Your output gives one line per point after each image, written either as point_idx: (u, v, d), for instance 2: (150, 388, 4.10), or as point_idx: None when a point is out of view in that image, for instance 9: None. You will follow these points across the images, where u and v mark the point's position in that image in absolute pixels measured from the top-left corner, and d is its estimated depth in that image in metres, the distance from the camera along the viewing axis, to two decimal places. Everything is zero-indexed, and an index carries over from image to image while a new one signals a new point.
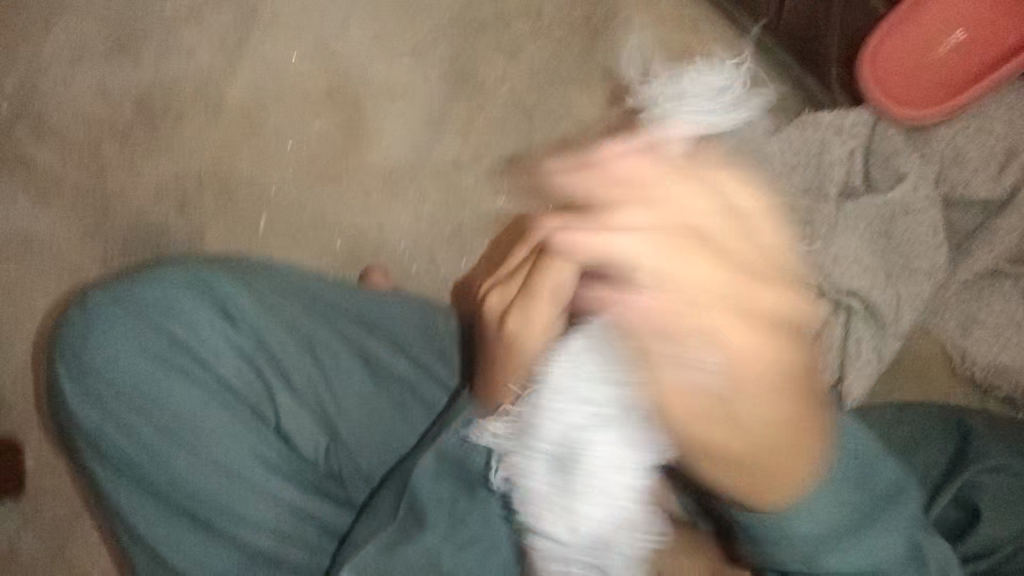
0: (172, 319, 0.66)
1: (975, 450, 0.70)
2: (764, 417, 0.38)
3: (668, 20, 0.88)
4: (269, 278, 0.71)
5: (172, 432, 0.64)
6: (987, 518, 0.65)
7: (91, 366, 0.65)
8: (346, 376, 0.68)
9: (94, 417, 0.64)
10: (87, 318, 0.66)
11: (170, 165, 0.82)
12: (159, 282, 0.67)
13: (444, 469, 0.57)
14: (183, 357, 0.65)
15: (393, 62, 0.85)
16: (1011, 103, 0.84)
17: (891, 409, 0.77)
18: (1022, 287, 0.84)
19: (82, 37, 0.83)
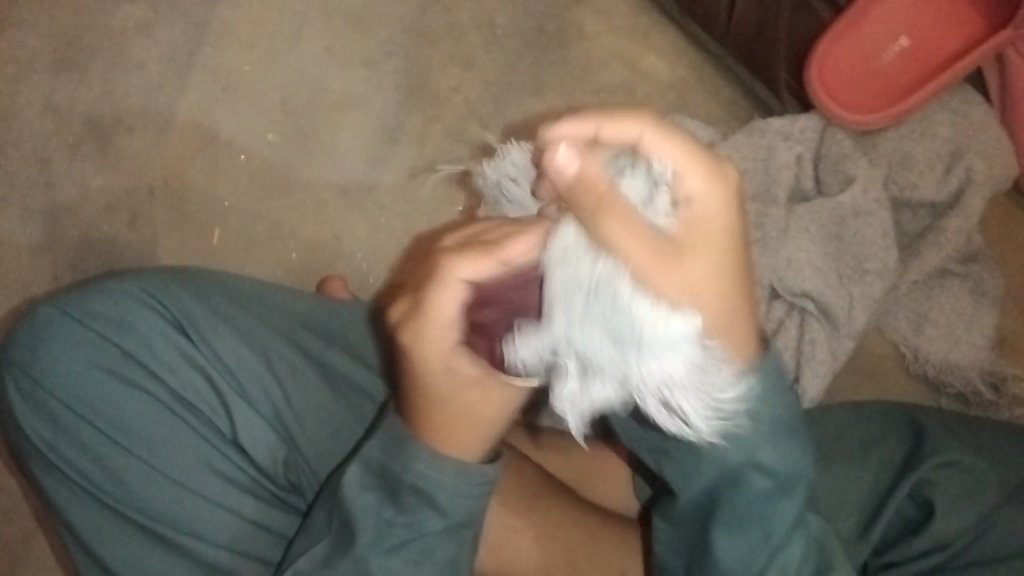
0: (125, 333, 0.65)
1: (928, 447, 0.71)
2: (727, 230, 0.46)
3: (620, 28, 0.88)
4: (222, 290, 0.70)
5: (125, 447, 0.63)
6: (939, 515, 0.67)
7: (38, 380, 0.63)
8: (303, 386, 0.68)
9: (45, 434, 0.63)
10: (34, 332, 0.65)
11: (121, 178, 0.81)
12: (109, 295, 0.66)
13: (369, 479, 0.54)
14: (136, 370, 0.64)
15: (347, 73, 0.84)
16: (954, 106, 0.86)
17: (842, 410, 0.79)
18: (969, 285, 0.86)
19: (27, 50, 0.81)
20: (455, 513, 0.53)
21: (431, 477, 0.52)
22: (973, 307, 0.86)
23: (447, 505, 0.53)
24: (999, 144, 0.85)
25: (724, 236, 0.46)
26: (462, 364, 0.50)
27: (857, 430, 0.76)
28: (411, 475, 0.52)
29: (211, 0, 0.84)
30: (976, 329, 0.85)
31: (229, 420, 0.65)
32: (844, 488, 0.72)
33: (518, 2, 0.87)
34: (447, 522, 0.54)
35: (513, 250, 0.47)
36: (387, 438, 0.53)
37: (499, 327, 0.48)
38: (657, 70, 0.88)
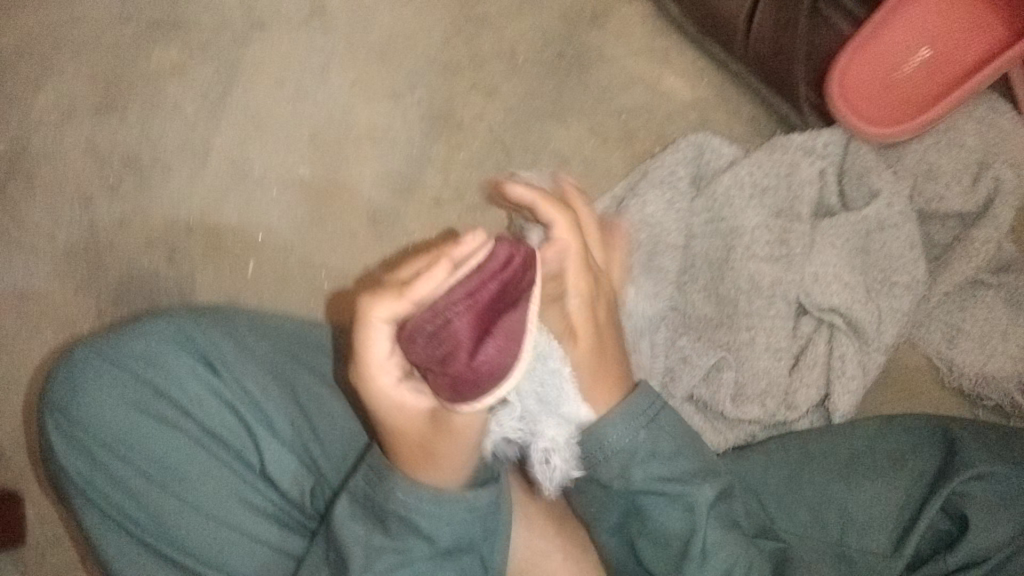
0: (157, 370, 0.68)
1: (957, 459, 0.70)
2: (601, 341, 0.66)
3: (640, 50, 0.90)
4: (247, 324, 0.73)
5: (159, 482, 0.65)
6: (974, 527, 0.66)
7: (75, 418, 0.66)
8: (328, 417, 0.70)
9: (82, 471, 0.66)
10: (71, 374, 0.67)
11: (159, 215, 0.84)
12: (140, 334, 0.69)
13: (359, 511, 0.58)
14: (169, 408, 0.67)
15: (373, 106, 0.87)
16: (981, 116, 0.85)
17: (871, 424, 0.77)
18: (1003, 296, 0.85)
19: (69, 97, 0.85)
20: (441, 540, 0.57)
21: (410, 505, 0.56)
22: (1009, 317, 0.84)
23: (433, 531, 0.56)
24: None
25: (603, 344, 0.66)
26: (409, 397, 0.55)
27: (888, 445, 0.75)
28: (392, 504, 0.56)
29: (241, 41, 0.87)
30: (1012, 340, 0.84)
31: (258, 452, 0.68)
32: (873, 504, 0.71)
33: (537, 30, 0.89)
34: (434, 548, 0.57)
35: (419, 289, 0.51)
36: (371, 470, 0.58)
37: (430, 360, 0.51)
38: (677, 91, 0.89)
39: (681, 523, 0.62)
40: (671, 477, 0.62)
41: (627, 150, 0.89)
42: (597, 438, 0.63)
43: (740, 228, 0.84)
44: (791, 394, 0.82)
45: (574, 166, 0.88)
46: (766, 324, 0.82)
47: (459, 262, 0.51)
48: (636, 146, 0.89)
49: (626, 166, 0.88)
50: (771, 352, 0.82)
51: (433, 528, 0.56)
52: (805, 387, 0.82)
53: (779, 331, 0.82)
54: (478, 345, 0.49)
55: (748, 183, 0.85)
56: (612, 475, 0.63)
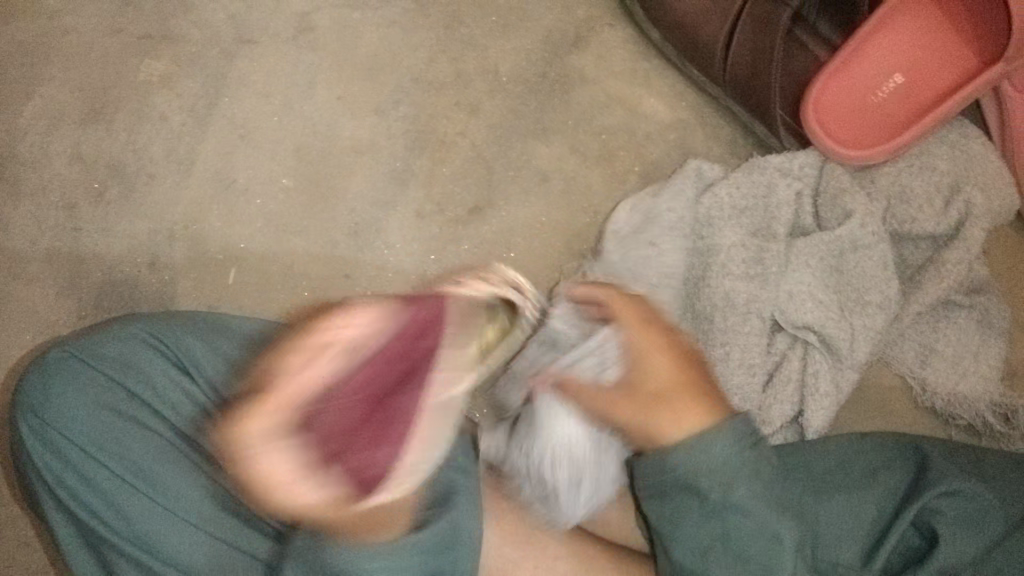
0: (130, 372, 0.68)
1: (931, 476, 0.70)
2: (665, 377, 0.61)
3: (622, 71, 0.91)
4: (217, 324, 0.72)
5: (132, 484, 0.66)
6: (942, 544, 0.66)
7: (49, 420, 0.67)
8: None
9: (56, 471, 0.66)
10: (46, 376, 0.68)
11: (143, 223, 0.85)
12: (116, 337, 0.70)
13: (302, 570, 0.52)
14: (143, 409, 0.68)
15: (358, 120, 0.88)
16: (952, 140, 0.88)
17: (845, 438, 0.77)
18: (975, 317, 0.86)
19: (58, 104, 0.87)
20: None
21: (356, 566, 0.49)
22: (980, 338, 0.86)
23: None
24: (998, 176, 0.86)
25: (668, 376, 0.61)
26: (319, 493, 0.42)
27: (862, 460, 0.75)
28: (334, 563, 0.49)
29: (229, 54, 0.88)
30: (983, 360, 0.86)
31: None
32: (846, 519, 0.71)
33: (520, 50, 0.91)
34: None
35: (314, 373, 0.43)
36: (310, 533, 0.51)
37: (331, 453, 0.43)
38: (657, 112, 0.91)
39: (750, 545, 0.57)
40: (761, 500, 0.57)
41: (607, 168, 0.90)
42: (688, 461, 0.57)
43: (716, 247, 0.85)
44: (766, 411, 0.83)
45: (554, 183, 0.89)
46: (740, 339, 0.83)
47: (346, 341, 0.45)
48: (616, 164, 0.90)
49: (607, 183, 0.90)
50: (746, 368, 0.83)
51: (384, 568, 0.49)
52: (779, 402, 0.83)
53: (754, 347, 0.83)
54: (371, 443, 0.45)
55: (726, 203, 0.86)
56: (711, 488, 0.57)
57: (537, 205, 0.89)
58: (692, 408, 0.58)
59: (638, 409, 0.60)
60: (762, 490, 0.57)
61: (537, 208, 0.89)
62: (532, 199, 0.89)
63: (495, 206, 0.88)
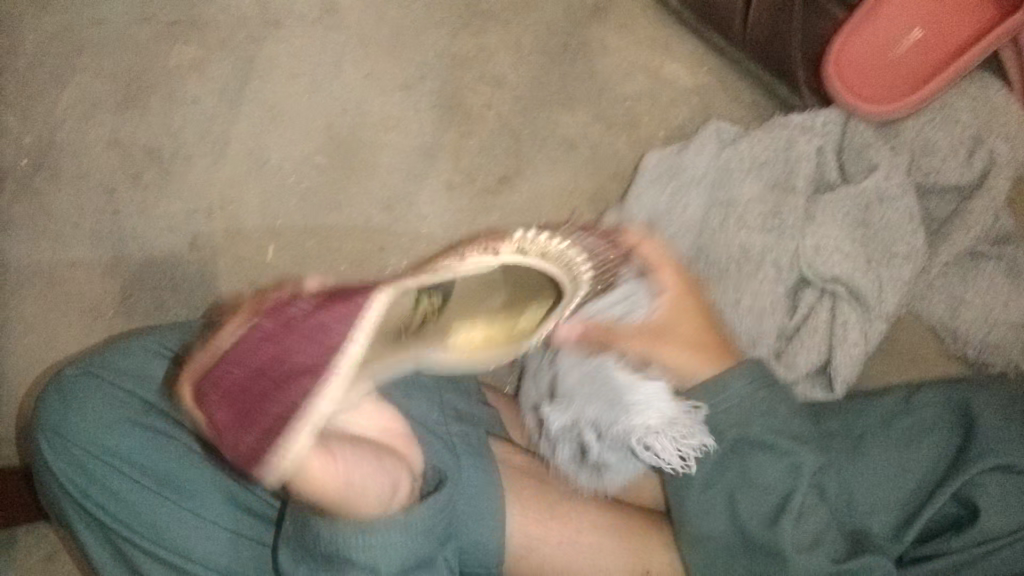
0: (149, 384, 0.70)
1: (978, 444, 0.66)
2: (694, 323, 0.69)
3: (642, 40, 0.93)
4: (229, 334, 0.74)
5: (156, 490, 0.66)
6: (986, 515, 0.64)
7: (67, 436, 0.68)
8: None
9: (79, 484, 0.67)
10: (60, 396, 0.69)
11: (180, 203, 0.87)
12: (129, 352, 0.72)
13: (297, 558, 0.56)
14: (156, 417, 0.69)
15: (384, 97, 0.90)
16: (973, 93, 0.88)
17: (894, 396, 0.75)
18: (1003, 266, 0.86)
19: (94, 92, 0.88)
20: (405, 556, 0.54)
21: (337, 544, 0.53)
22: (1010, 287, 0.86)
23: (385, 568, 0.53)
24: (1020, 125, 0.87)
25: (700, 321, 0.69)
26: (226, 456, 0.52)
27: (909, 419, 0.72)
28: (320, 540, 0.53)
29: (258, 38, 0.90)
30: (1014, 309, 0.85)
31: None
32: (884, 483, 0.68)
33: (542, 24, 0.93)
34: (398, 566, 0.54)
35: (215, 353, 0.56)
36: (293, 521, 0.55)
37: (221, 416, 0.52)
38: (678, 78, 0.92)
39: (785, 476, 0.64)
40: (788, 436, 0.64)
41: (631, 135, 0.91)
42: (715, 391, 0.65)
43: (733, 200, 0.87)
44: (791, 356, 0.83)
45: (580, 150, 0.90)
46: (753, 288, 0.84)
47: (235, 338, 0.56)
48: (640, 130, 0.91)
49: (631, 149, 0.91)
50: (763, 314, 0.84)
51: (398, 544, 0.53)
52: (805, 352, 0.83)
53: (767, 295, 0.84)
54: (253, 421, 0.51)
55: (747, 157, 0.88)
56: (739, 419, 0.65)
57: (564, 173, 0.90)
58: (711, 360, 0.67)
59: (674, 350, 0.67)
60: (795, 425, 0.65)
61: (564, 175, 0.90)
62: (559, 167, 0.90)
63: (524, 175, 0.90)
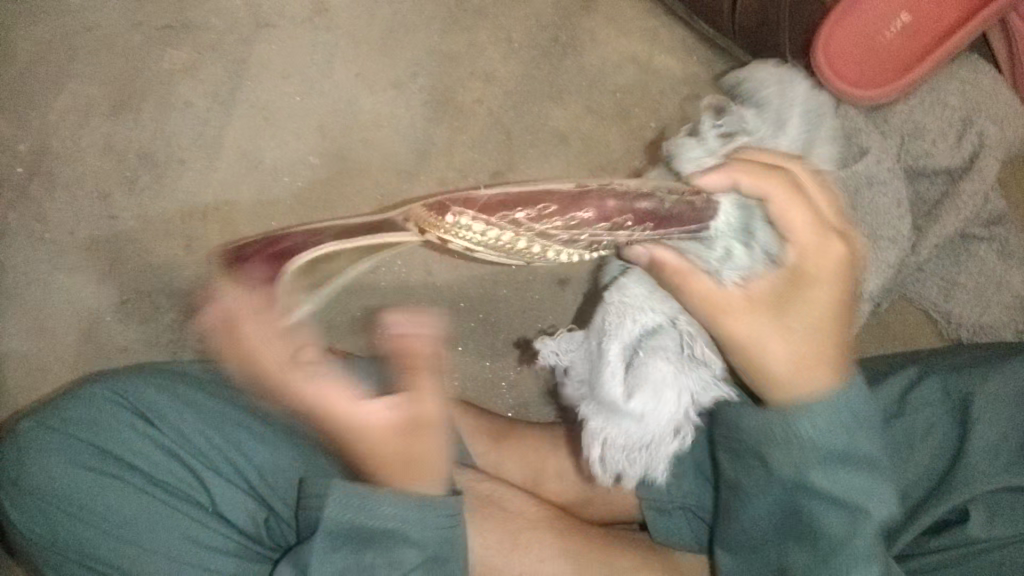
0: (101, 432, 0.68)
1: (973, 467, 0.66)
2: (809, 304, 0.60)
3: (632, 30, 0.93)
4: (187, 379, 0.73)
5: (115, 536, 0.65)
6: (972, 524, 0.65)
7: (25, 489, 0.67)
8: (266, 449, 0.70)
9: (42, 536, 0.67)
10: (18, 448, 0.68)
11: (176, 206, 0.87)
12: (81, 401, 0.70)
13: (340, 542, 0.60)
14: (111, 464, 0.67)
15: (376, 95, 0.90)
16: (962, 76, 0.89)
17: (897, 384, 0.75)
18: (995, 247, 0.88)
19: (85, 98, 0.88)
20: (429, 545, 0.62)
21: (403, 517, 0.61)
22: (1002, 267, 0.87)
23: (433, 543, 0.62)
24: (1008, 107, 0.88)
25: (822, 302, 0.61)
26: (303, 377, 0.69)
27: (906, 421, 0.72)
28: (384, 518, 0.61)
29: (248, 38, 0.90)
30: (1006, 289, 0.87)
31: (206, 492, 0.68)
32: None
33: (531, 17, 0.92)
34: (424, 555, 0.61)
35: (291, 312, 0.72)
36: (344, 501, 0.60)
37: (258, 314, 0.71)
38: (669, 67, 0.93)
39: (842, 527, 0.57)
40: (853, 472, 0.58)
41: (623, 126, 0.92)
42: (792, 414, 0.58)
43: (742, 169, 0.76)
44: None
45: (572, 143, 0.91)
46: None
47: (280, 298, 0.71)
48: (631, 121, 0.92)
49: (622, 140, 0.91)
50: None
51: (425, 537, 0.61)
52: None
53: None
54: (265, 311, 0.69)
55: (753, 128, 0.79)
56: (800, 454, 0.58)
57: (555, 165, 0.91)
58: (813, 367, 0.59)
59: (755, 327, 0.61)
60: (864, 461, 0.58)
61: (557, 168, 0.91)
62: (552, 160, 0.91)
63: (517, 170, 0.90)
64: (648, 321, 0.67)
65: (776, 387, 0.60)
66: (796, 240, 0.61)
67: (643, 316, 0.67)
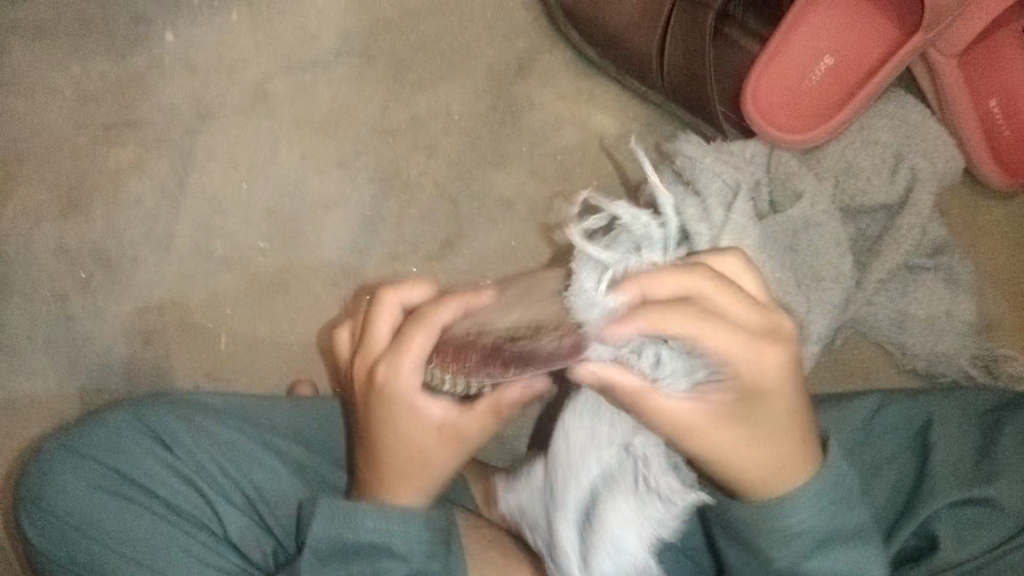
0: (117, 455, 0.69)
1: (936, 485, 0.69)
2: (776, 400, 0.60)
3: (569, 92, 0.95)
4: (204, 405, 0.73)
5: (128, 558, 0.66)
6: (942, 547, 0.67)
7: (46, 509, 0.68)
8: (271, 476, 0.70)
9: (61, 555, 0.68)
10: (40, 469, 0.70)
11: (133, 303, 0.89)
12: (100, 423, 0.70)
13: (328, 557, 0.64)
14: (130, 488, 0.68)
15: (323, 176, 0.92)
16: (890, 112, 0.91)
17: (863, 407, 0.77)
18: (941, 276, 0.90)
19: (37, 202, 0.90)
20: (412, 557, 0.64)
21: (381, 528, 0.64)
22: (950, 296, 0.89)
23: (411, 550, 0.64)
24: (938, 139, 0.90)
25: (788, 402, 0.61)
26: (399, 378, 0.66)
27: (871, 449, 0.75)
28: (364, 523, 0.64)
29: (192, 130, 0.92)
30: (955, 318, 0.89)
31: (218, 519, 0.68)
32: None
33: (468, 87, 0.94)
34: (409, 567, 0.63)
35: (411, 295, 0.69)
36: (331, 512, 0.64)
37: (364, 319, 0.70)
38: (607, 126, 0.95)
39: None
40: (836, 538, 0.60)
41: (566, 186, 0.93)
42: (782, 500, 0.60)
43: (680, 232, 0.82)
44: None
45: (519, 208, 0.92)
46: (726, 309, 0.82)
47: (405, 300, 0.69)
48: (574, 180, 0.93)
49: (568, 200, 0.93)
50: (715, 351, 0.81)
51: (410, 549, 0.64)
52: None
53: None
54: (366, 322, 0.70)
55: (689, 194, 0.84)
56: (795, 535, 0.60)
57: (504, 230, 0.92)
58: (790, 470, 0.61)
59: (722, 439, 0.61)
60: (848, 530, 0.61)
61: (506, 232, 0.92)
62: (499, 226, 0.92)
63: (467, 238, 0.92)
64: (598, 456, 0.70)
65: (759, 488, 0.61)
66: (725, 351, 0.58)
67: (591, 457, 0.70)
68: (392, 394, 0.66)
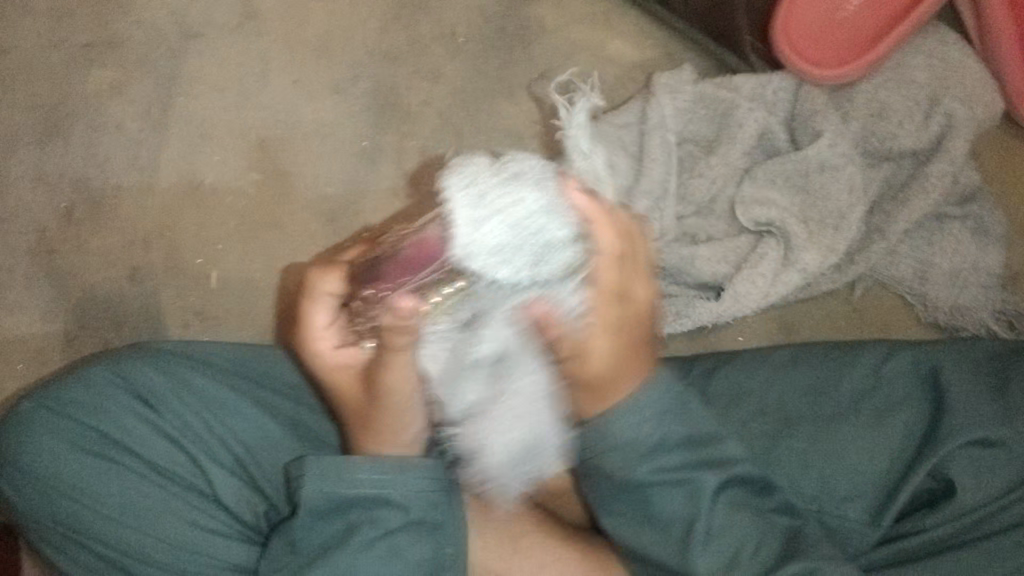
0: (98, 415, 0.66)
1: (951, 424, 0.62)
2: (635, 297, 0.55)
3: (582, 16, 0.89)
4: (188, 361, 0.70)
5: (116, 519, 0.63)
6: (960, 490, 0.60)
7: (22, 469, 0.65)
8: (259, 433, 0.68)
9: (43, 516, 0.65)
10: (16, 428, 0.66)
11: (117, 236, 0.84)
12: (81, 381, 0.67)
13: (324, 517, 0.57)
14: (112, 448, 0.65)
15: (317, 103, 0.86)
16: (929, 49, 0.85)
17: (869, 357, 0.69)
18: (969, 226, 0.85)
19: (12, 125, 0.85)
20: (413, 509, 0.57)
21: (381, 480, 0.56)
22: (977, 246, 0.84)
23: (411, 501, 0.57)
24: (977, 81, 0.84)
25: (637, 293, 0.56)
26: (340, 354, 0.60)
27: (882, 391, 0.67)
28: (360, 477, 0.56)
29: (177, 51, 0.87)
30: (983, 271, 0.83)
31: (206, 479, 0.66)
32: (857, 462, 0.64)
33: (475, 9, 0.88)
34: (407, 518, 0.57)
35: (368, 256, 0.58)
36: (319, 471, 0.56)
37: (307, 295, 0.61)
38: (623, 54, 0.88)
39: (682, 510, 0.54)
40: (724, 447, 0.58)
41: None
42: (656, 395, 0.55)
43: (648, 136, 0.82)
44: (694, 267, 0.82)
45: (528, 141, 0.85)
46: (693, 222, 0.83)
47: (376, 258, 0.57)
48: None
49: None
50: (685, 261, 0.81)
51: (410, 497, 0.57)
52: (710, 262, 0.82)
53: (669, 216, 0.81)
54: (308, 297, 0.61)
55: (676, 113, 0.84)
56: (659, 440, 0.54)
57: None
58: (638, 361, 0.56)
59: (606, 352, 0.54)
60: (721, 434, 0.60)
61: None
62: None
63: None
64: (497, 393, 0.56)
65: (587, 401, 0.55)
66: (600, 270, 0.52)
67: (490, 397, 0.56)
68: (335, 376, 0.60)
